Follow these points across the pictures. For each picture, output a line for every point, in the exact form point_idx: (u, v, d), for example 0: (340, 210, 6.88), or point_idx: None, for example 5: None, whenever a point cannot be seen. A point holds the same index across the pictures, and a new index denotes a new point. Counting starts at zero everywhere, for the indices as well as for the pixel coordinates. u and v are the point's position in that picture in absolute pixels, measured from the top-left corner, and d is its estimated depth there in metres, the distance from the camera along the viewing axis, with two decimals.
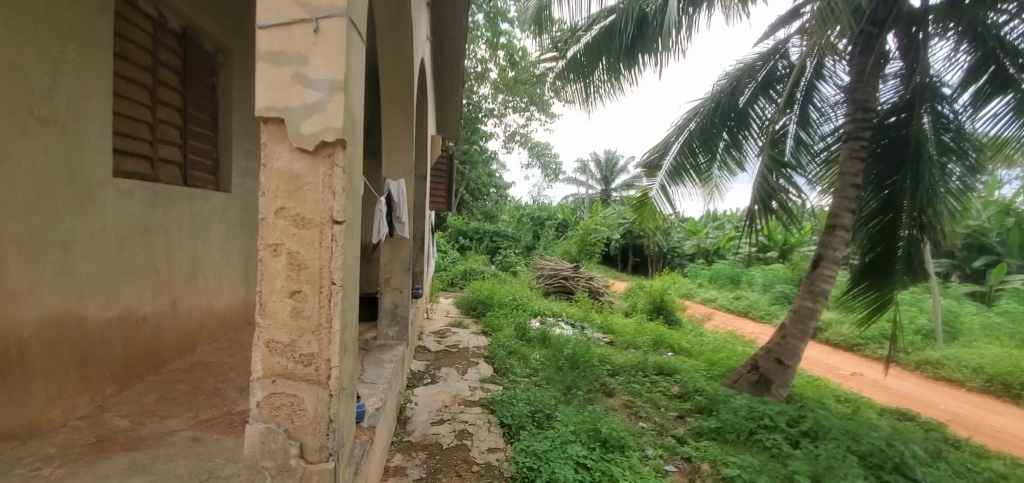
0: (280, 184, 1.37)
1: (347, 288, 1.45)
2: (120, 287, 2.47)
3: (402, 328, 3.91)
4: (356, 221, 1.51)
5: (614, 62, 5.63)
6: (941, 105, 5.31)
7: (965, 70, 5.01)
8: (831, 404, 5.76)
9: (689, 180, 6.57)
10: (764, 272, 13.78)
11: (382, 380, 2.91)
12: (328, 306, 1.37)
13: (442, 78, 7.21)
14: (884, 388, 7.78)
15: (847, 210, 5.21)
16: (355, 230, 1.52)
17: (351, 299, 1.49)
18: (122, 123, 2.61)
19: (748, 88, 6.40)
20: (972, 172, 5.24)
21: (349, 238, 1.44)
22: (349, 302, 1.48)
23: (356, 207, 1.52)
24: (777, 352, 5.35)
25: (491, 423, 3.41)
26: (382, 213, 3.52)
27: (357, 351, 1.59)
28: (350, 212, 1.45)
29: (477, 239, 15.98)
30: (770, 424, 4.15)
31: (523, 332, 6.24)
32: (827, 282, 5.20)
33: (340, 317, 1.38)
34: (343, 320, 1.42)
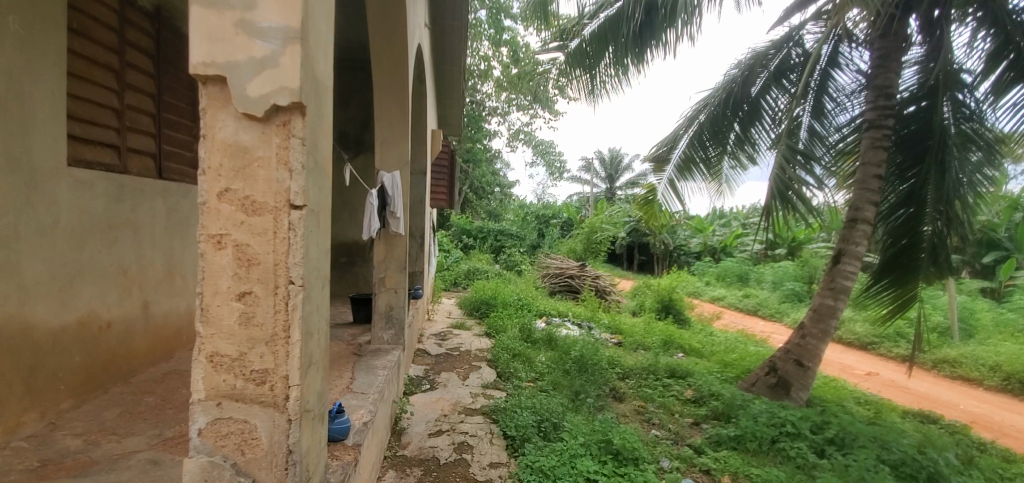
0: (226, 157, 1.10)
1: (312, 289, 1.20)
2: (77, 290, 2.26)
3: (398, 332, 3.62)
4: (325, 207, 1.26)
5: (621, 55, 5.33)
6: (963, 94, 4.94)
7: (984, 58, 4.65)
8: (852, 407, 5.46)
9: (699, 173, 6.34)
10: (773, 270, 13.47)
11: (373, 390, 2.65)
12: (285, 311, 1.12)
13: (443, 71, 6.97)
14: (902, 388, 7.46)
15: (870, 202, 4.90)
16: (325, 217, 1.27)
17: (318, 303, 1.24)
18: (81, 108, 2.37)
19: (760, 77, 6.09)
20: (988, 164, 4.96)
21: (314, 226, 1.18)
22: (317, 305, 1.23)
23: (325, 189, 1.27)
24: (796, 353, 5.04)
25: (494, 434, 3.14)
26: (373, 209, 3.34)
27: (328, 366, 1.33)
28: (316, 191, 1.19)
29: (482, 238, 15.69)
30: (793, 432, 3.87)
31: (528, 333, 5.98)
32: (848, 279, 4.90)
33: (303, 326, 1.12)
34: (309, 326, 1.18)
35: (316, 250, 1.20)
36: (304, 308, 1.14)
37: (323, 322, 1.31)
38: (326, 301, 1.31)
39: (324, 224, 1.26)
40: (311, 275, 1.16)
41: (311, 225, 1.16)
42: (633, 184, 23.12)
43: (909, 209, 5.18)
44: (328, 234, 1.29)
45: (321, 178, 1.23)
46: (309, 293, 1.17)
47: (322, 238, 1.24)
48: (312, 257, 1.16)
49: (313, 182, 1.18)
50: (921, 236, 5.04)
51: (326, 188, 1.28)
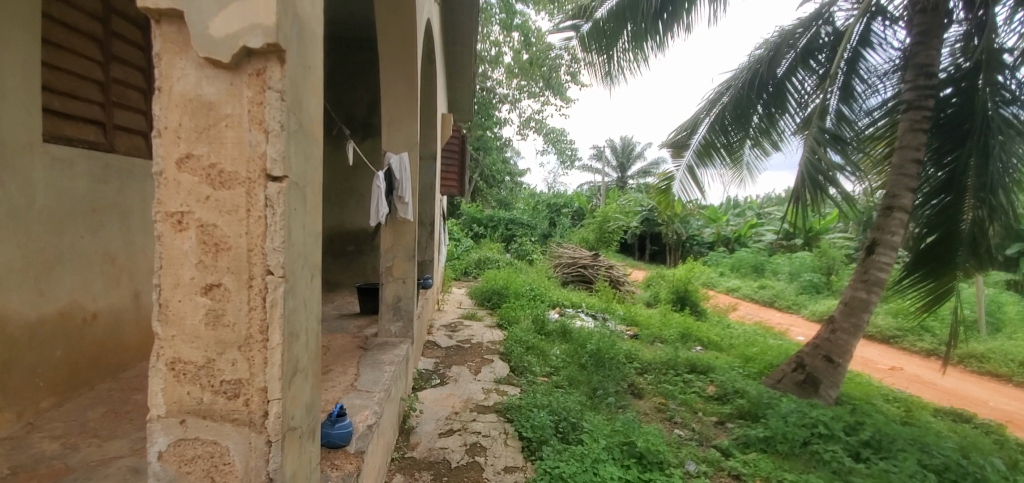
0: (193, 116, 1.00)
1: (300, 280, 1.07)
2: (57, 279, 2.08)
3: (406, 324, 3.40)
4: (315, 178, 1.15)
5: (641, 36, 5.00)
6: (1001, 75, 4.51)
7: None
8: (883, 405, 5.19)
9: (720, 160, 6.05)
10: (790, 262, 13.11)
11: (378, 388, 2.46)
12: (259, 309, 1.00)
13: (453, 52, 6.71)
14: (929, 385, 7.16)
15: (907, 188, 4.59)
16: (316, 189, 1.16)
17: (307, 296, 1.12)
18: (60, 80, 2.17)
19: (787, 57, 5.73)
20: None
21: (300, 197, 1.07)
22: (306, 295, 1.11)
23: (316, 157, 1.16)
24: (825, 348, 4.77)
25: (508, 435, 2.93)
26: (381, 192, 3.16)
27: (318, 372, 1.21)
28: (302, 156, 1.07)
29: (492, 227, 15.44)
30: (826, 433, 3.61)
31: (541, 324, 5.77)
32: (883, 271, 4.60)
33: (281, 327, 1.00)
34: (296, 326, 1.06)
35: (302, 229, 1.08)
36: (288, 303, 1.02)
37: (315, 321, 1.19)
38: (319, 293, 1.19)
39: (315, 197, 1.15)
40: (296, 260, 1.05)
41: (297, 196, 1.05)
42: (646, 173, 22.71)
43: (948, 196, 4.84)
44: (320, 208, 1.18)
45: (310, 144, 1.12)
46: (296, 283, 1.05)
47: (311, 212, 1.12)
48: (295, 239, 1.03)
49: (298, 146, 1.06)
50: (960, 225, 4.72)
51: (319, 157, 1.17)
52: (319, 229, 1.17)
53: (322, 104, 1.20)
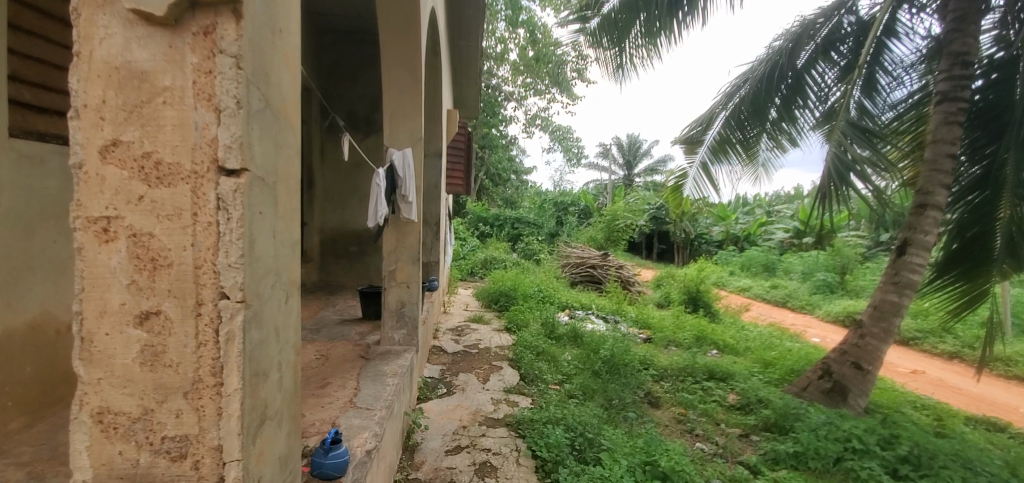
0: (126, 89, 0.88)
1: (267, 304, 0.98)
2: (25, 288, 1.88)
3: (411, 332, 3.19)
4: (288, 166, 1.07)
5: (654, 29, 4.74)
6: None
7: None
8: (912, 414, 4.93)
9: (735, 156, 5.78)
10: (803, 262, 12.81)
11: (380, 405, 2.25)
12: (211, 349, 0.90)
13: (459, 47, 6.50)
14: (954, 389, 6.88)
15: (941, 185, 4.32)
16: (289, 177, 1.07)
17: (277, 324, 1.03)
18: (32, 69, 1.98)
19: (807, 48, 5.44)
20: None
21: (267, 188, 0.97)
22: (276, 318, 1.02)
23: (288, 141, 1.07)
24: (854, 355, 4.52)
25: (520, 453, 2.71)
26: (381, 191, 2.93)
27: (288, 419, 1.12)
28: (267, 139, 0.97)
29: (498, 226, 15.19)
30: (860, 448, 3.35)
31: (551, 328, 5.56)
32: (915, 272, 4.33)
33: (239, 369, 0.90)
34: (263, 367, 0.98)
35: (270, 234, 0.99)
36: (253, 337, 0.93)
37: (289, 353, 1.11)
38: (294, 310, 1.11)
39: (288, 185, 1.07)
40: (261, 275, 0.95)
41: (262, 188, 0.95)
42: (653, 171, 22.46)
43: (984, 192, 4.54)
44: (293, 199, 1.09)
45: (277, 124, 1.01)
46: (261, 311, 0.96)
47: (280, 206, 1.02)
48: (258, 250, 0.93)
49: (262, 125, 0.96)
50: (996, 224, 4.42)
51: (291, 139, 1.08)
52: (291, 226, 1.09)
53: (298, 77, 1.11)
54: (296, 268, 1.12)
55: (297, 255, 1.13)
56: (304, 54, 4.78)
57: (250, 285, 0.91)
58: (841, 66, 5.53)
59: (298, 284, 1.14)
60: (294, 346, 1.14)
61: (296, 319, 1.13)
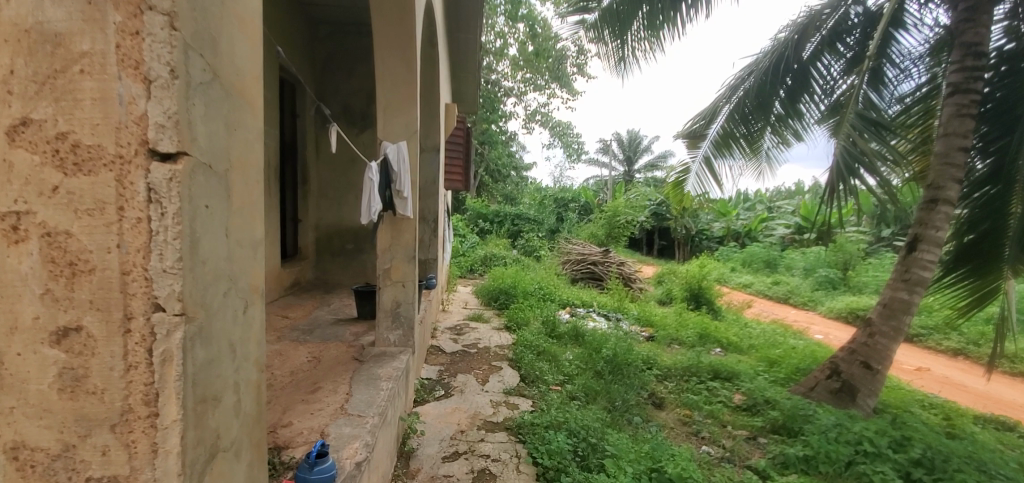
0: (38, 58, 0.78)
1: (217, 317, 0.89)
2: None
3: (407, 333, 3.08)
4: (245, 155, 0.99)
5: (658, 20, 4.60)
6: None
7: None
8: (921, 414, 4.82)
9: (739, 150, 5.65)
10: (805, 258, 12.71)
11: (373, 411, 2.13)
12: (142, 376, 0.79)
13: (457, 39, 6.37)
14: (960, 387, 6.76)
15: (954, 179, 4.19)
16: (247, 167, 1.00)
17: (231, 339, 0.94)
18: None
19: (813, 40, 5.23)
20: None
21: (216, 179, 0.88)
22: (229, 332, 0.94)
23: (246, 126, 0.99)
24: (863, 354, 4.40)
25: (521, 459, 2.60)
26: (374, 186, 2.83)
27: (243, 451, 1.02)
28: (215, 121, 0.88)
29: (498, 223, 15.04)
30: (872, 451, 3.23)
31: (552, 326, 5.44)
32: (926, 269, 4.20)
33: (179, 398, 0.80)
34: (211, 392, 0.89)
35: (222, 234, 0.90)
36: (197, 356, 0.84)
37: (250, 372, 1.04)
38: (255, 321, 1.04)
39: (247, 178, 1.00)
40: (207, 280, 0.86)
41: (209, 178, 0.85)
42: (653, 167, 22.37)
43: (996, 187, 4.40)
44: (253, 194, 1.02)
45: (229, 105, 0.92)
46: (209, 324, 0.87)
47: (233, 200, 0.94)
48: (201, 253, 0.83)
49: (208, 104, 0.86)
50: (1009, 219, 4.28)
51: (249, 125, 1.00)
52: (250, 225, 1.01)
53: (260, 58, 1.05)
54: (257, 271, 1.05)
55: (258, 257, 1.05)
56: (299, 45, 4.65)
57: (191, 294, 0.81)
58: (848, 59, 5.35)
59: (260, 291, 1.06)
60: (255, 365, 1.07)
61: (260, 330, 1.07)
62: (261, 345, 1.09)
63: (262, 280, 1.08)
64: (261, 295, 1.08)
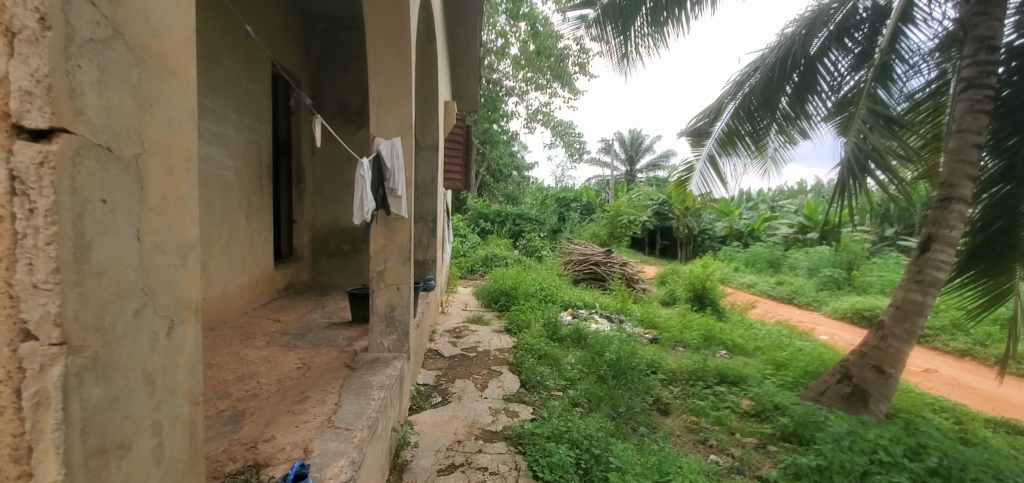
0: None
1: (122, 342, 0.79)
2: None
3: (401, 338, 2.94)
4: (170, 136, 0.89)
5: (661, 15, 4.45)
6: None
7: None
8: (934, 419, 4.67)
9: (744, 148, 5.50)
10: (809, 257, 12.53)
11: (361, 424, 1.99)
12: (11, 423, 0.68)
13: (457, 36, 6.23)
14: (968, 389, 6.62)
15: (968, 177, 4.04)
16: (172, 152, 0.90)
17: (147, 367, 0.84)
18: None
19: (821, 35, 5.06)
20: None
21: (120, 168, 0.78)
22: (143, 359, 0.83)
23: (172, 104, 0.89)
24: (875, 357, 4.26)
25: (519, 472, 2.46)
26: (366, 184, 2.68)
27: None
28: (123, 95, 0.78)
29: (499, 222, 14.86)
30: (889, 461, 3.04)
31: (553, 329, 5.30)
32: (941, 270, 4.05)
33: (63, 448, 0.70)
34: (113, 440, 0.78)
35: (131, 235, 0.80)
36: (88, 395, 0.73)
37: (180, 407, 0.93)
38: (185, 343, 0.94)
39: (173, 167, 0.90)
40: (104, 293, 0.76)
41: (106, 165, 0.75)
42: (655, 166, 22.32)
43: (1007, 186, 4.23)
44: (182, 187, 0.92)
45: (141, 78, 0.82)
46: (109, 352, 0.77)
47: (148, 196, 0.84)
48: (90, 260, 0.73)
49: (109, 74, 0.76)
50: None
51: (175, 102, 0.90)
52: (177, 226, 0.91)
53: (193, 23, 0.95)
54: (188, 279, 0.94)
55: (189, 264, 0.95)
56: (294, 41, 4.52)
57: (74, 319, 0.71)
58: (855, 54, 5.13)
59: (193, 305, 0.96)
60: (188, 399, 0.96)
61: (197, 353, 0.97)
62: (198, 373, 0.98)
63: (197, 292, 0.97)
64: (196, 314, 0.98)
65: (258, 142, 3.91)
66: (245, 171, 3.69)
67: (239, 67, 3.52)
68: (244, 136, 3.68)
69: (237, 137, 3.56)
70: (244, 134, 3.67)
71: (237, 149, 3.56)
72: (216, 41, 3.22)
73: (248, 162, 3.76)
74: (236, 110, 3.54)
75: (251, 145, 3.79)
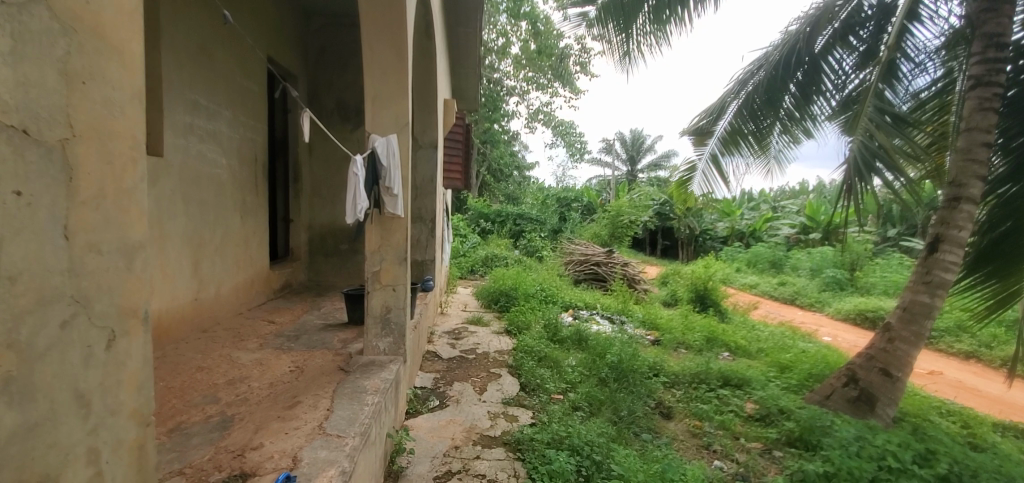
0: None
1: (44, 359, 0.73)
2: None
3: (397, 340, 2.87)
4: (109, 121, 0.82)
5: (663, 11, 4.37)
6: None
7: None
8: (941, 423, 4.59)
9: (747, 147, 5.41)
10: (811, 258, 12.45)
11: (354, 431, 1.92)
12: None
13: (457, 33, 6.15)
14: (973, 391, 6.53)
15: (977, 176, 3.95)
16: (112, 137, 0.83)
17: (79, 387, 0.78)
18: None
19: (826, 32, 4.96)
20: None
21: (43, 154, 0.72)
22: (74, 377, 0.77)
23: (111, 80, 0.83)
24: (882, 360, 4.18)
25: (518, 479, 2.38)
26: (359, 182, 2.61)
27: None
28: (44, 68, 0.72)
29: (500, 223, 14.76)
30: (898, 467, 2.95)
31: (554, 330, 5.22)
32: (949, 271, 3.97)
33: None
34: (34, 472, 0.72)
35: (57, 232, 0.74)
36: (4, 422, 0.67)
37: (124, 430, 0.86)
38: (129, 358, 0.87)
39: (113, 154, 0.83)
40: (19, 301, 0.70)
41: (21, 149, 0.69)
42: (656, 166, 22.26)
43: (1016, 186, 4.14)
44: (125, 177, 0.85)
45: (71, 49, 0.76)
46: (30, 371, 0.71)
47: (79, 190, 0.77)
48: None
49: (25, 42, 0.70)
50: None
51: (116, 80, 0.84)
52: (119, 223, 0.84)
53: None
54: (133, 284, 0.88)
55: (135, 267, 0.88)
56: (291, 36, 4.44)
57: None
58: (860, 52, 5.04)
59: (140, 314, 0.89)
60: (134, 421, 0.89)
61: (145, 370, 0.91)
62: (147, 392, 0.92)
63: (145, 299, 0.91)
64: (147, 325, 0.91)
65: (253, 139, 3.83)
66: (240, 170, 3.62)
67: (233, 63, 3.44)
68: (238, 134, 3.60)
69: (231, 135, 3.48)
70: (239, 132, 3.60)
71: (232, 147, 3.49)
72: (210, 36, 3.15)
73: (243, 161, 3.69)
74: (231, 107, 3.46)
75: (246, 142, 3.71)
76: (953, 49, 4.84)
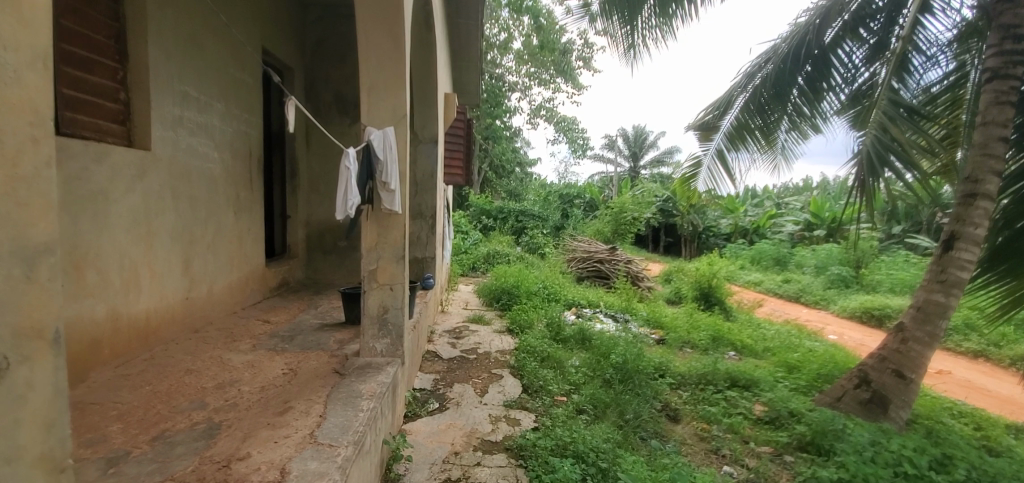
0: None
1: None
2: None
3: (395, 342, 2.76)
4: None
5: (667, 4, 4.26)
6: None
7: None
8: (955, 425, 4.47)
9: (753, 142, 5.27)
10: (816, 255, 12.29)
11: (346, 440, 1.81)
12: None
13: (457, 26, 6.02)
14: (983, 391, 6.39)
15: (994, 171, 3.81)
16: (2, 113, 0.73)
17: None
18: None
19: (836, 24, 4.78)
20: None
21: None
22: None
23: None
24: (895, 361, 4.06)
25: None
26: (351, 176, 2.50)
27: None
28: None
29: (502, 219, 14.59)
30: (916, 474, 2.83)
31: (557, 329, 5.11)
32: (965, 270, 3.84)
33: None
34: None
35: None
36: None
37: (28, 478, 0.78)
38: (32, 390, 0.78)
39: (3, 135, 0.74)
40: None
41: None
42: (658, 162, 22.11)
43: None
44: (19, 162, 0.76)
45: None
46: None
47: None
48: None
49: None
50: None
51: (6, 41, 0.73)
52: (14, 221, 0.75)
53: None
54: (33, 296, 0.79)
55: (37, 277, 0.79)
56: (287, 27, 4.31)
57: None
58: (871, 45, 4.86)
59: (47, 334, 0.80)
60: (42, 468, 0.81)
61: (56, 404, 0.82)
62: (60, 430, 0.83)
63: (53, 317, 0.81)
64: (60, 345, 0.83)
65: (248, 133, 3.72)
66: (233, 164, 3.50)
67: (226, 54, 3.33)
68: (232, 127, 3.49)
69: (223, 128, 3.37)
70: (232, 126, 3.49)
71: (224, 141, 3.37)
72: (201, 26, 3.03)
73: (237, 155, 3.57)
74: (223, 99, 3.35)
75: (240, 136, 3.60)
76: (966, 41, 4.68)
